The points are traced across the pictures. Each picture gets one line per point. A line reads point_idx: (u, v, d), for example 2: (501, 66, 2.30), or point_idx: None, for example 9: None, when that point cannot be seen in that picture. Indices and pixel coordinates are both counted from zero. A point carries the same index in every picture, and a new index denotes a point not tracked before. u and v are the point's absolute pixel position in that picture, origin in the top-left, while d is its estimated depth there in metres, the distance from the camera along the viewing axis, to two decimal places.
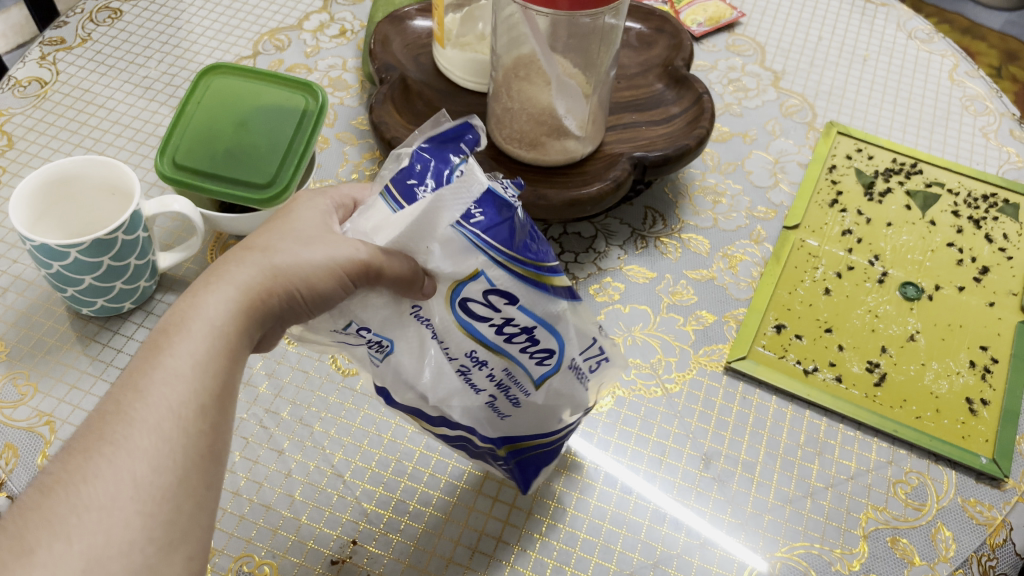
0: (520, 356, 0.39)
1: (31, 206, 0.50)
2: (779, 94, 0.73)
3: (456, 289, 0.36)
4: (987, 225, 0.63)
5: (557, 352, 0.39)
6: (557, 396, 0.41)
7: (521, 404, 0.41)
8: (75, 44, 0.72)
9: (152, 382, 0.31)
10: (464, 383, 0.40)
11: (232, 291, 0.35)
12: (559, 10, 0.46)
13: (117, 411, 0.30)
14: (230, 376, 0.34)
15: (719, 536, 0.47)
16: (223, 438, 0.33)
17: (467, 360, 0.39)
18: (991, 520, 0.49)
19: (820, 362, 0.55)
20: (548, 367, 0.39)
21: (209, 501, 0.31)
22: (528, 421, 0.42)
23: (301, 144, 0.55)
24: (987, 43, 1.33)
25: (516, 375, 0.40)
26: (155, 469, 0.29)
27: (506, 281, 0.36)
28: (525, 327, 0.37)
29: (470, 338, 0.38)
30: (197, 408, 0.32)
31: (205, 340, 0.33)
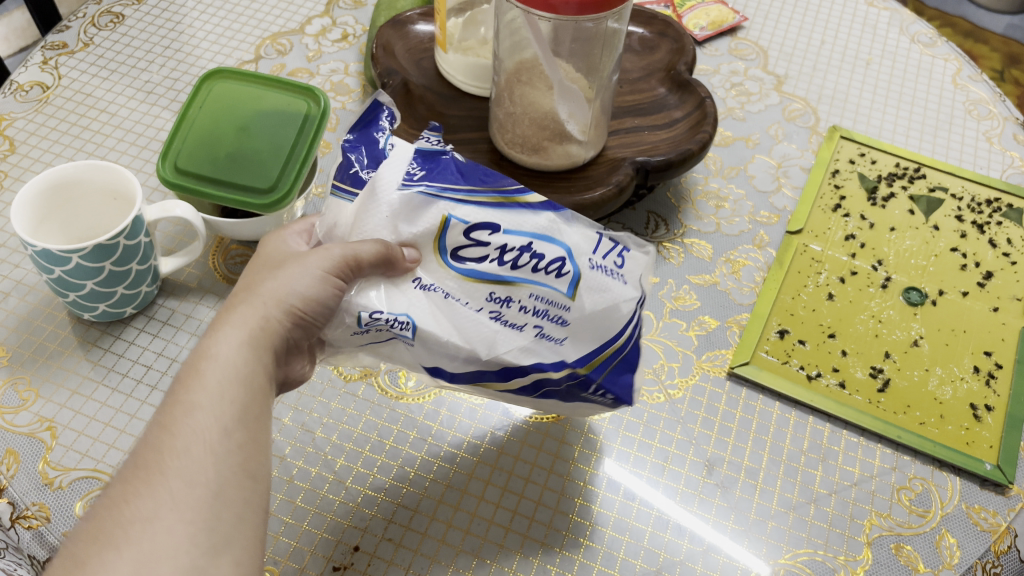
0: (536, 276, 0.39)
1: (33, 211, 0.50)
2: (781, 98, 0.73)
3: (442, 246, 0.39)
4: (990, 230, 0.62)
5: (568, 256, 0.39)
6: (603, 299, 0.40)
7: (569, 322, 0.39)
8: (77, 49, 0.72)
9: (176, 417, 0.34)
10: (505, 328, 0.39)
11: (235, 329, 0.37)
12: (565, 14, 0.46)
13: (150, 446, 0.33)
14: (252, 398, 0.36)
15: (721, 542, 0.47)
16: (258, 452, 0.35)
17: (494, 305, 0.39)
18: (996, 527, 0.48)
19: (823, 367, 0.55)
20: (570, 274, 0.39)
21: (250, 513, 0.34)
22: (594, 335, 0.40)
23: (302, 150, 0.55)
24: (989, 47, 1.32)
25: (549, 295, 0.39)
26: (188, 485, 0.32)
27: (475, 214, 0.39)
28: (521, 246, 0.39)
29: (480, 282, 0.39)
30: (221, 428, 0.34)
31: (218, 372, 0.36)
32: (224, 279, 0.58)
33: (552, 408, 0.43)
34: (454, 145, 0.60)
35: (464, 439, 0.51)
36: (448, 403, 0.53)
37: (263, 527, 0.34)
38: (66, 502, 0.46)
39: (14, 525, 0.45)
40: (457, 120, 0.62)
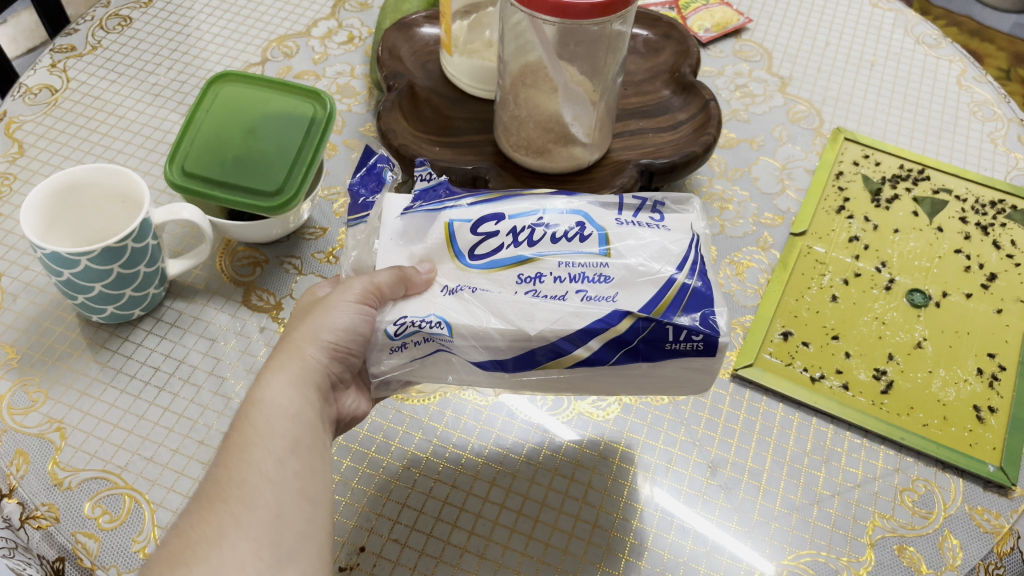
0: (558, 247, 0.41)
1: (42, 215, 0.51)
2: (786, 100, 0.73)
3: (457, 251, 0.42)
4: (994, 231, 0.63)
5: (585, 221, 0.42)
6: (645, 246, 0.41)
7: (613, 276, 0.40)
8: (85, 52, 0.73)
9: (233, 454, 0.37)
10: (546, 300, 0.40)
11: (275, 372, 0.40)
12: (578, 18, 0.46)
13: (211, 481, 0.36)
14: (299, 432, 0.39)
15: (725, 543, 0.48)
16: (313, 476, 0.38)
17: (528, 284, 0.40)
18: (998, 528, 0.49)
19: (827, 369, 0.55)
20: (595, 236, 0.42)
21: (311, 532, 0.37)
22: (651, 279, 0.40)
23: (309, 153, 0.55)
24: (996, 46, 1.32)
25: (583, 260, 0.41)
26: (249, 508, 0.35)
27: (474, 213, 0.43)
28: (529, 225, 0.42)
29: (504, 269, 0.41)
30: (276, 460, 0.37)
31: (264, 411, 0.38)
32: (231, 281, 0.59)
33: (635, 381, 0.41)
34: (460, 148, 0.60)
35: (469, 441, 0.51)
36: (453, 404, 0.53)
37: (323, 540, 0.38)
38: (75, 503, 0.47)
39: (24, 525, 0.46)
40: (463, 122, 0.62)
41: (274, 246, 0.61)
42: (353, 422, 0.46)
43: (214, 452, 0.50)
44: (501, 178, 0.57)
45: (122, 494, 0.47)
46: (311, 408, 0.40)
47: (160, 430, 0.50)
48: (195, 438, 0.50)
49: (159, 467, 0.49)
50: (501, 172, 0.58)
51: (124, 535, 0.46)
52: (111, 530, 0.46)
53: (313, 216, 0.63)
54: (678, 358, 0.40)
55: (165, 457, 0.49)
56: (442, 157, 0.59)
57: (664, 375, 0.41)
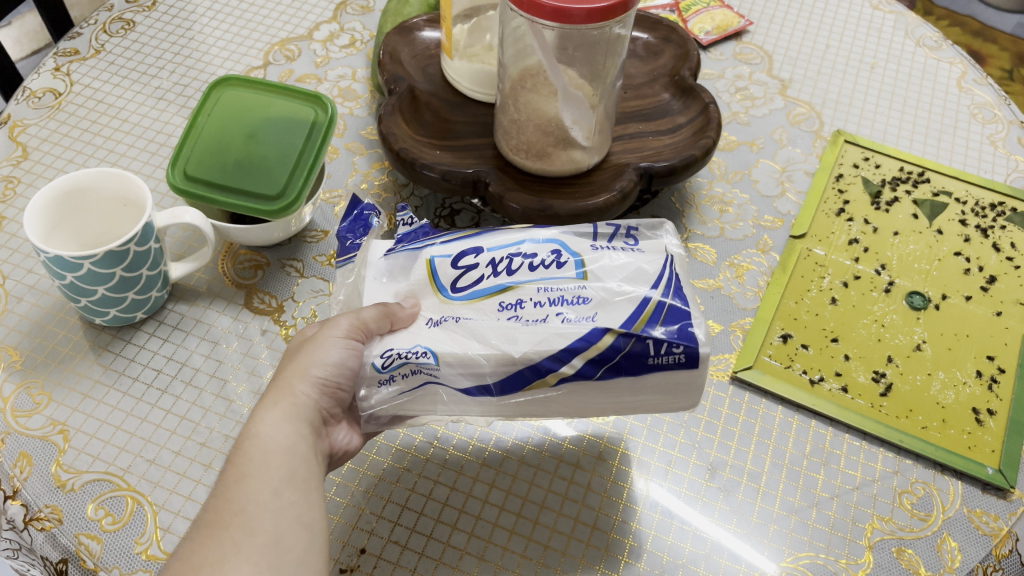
0: (536, 274, 0.42)
1: (44, 218, 0.51)
2: (786, 102, 0.73)
3: (439, 285, 0.43)
4: (994, 234, 0.63)
5: (560, 249, 0.43)
6: (621, 268, 0.42)
7: (590, 298, 0.41)
8: (89, 55, 0.73)
9: (231, 487, 0.38)
10: (527, 324, 0.40)
11: (269, 410, 0.41)
12: (578, 23, 0.47)
13: (210, 512, 0.37)
14: (295, 466, 0.40)
15: (724, 545, 0.48)
16: (310, 505, 0.39)
17: (509, 310, 0.41)
18: (997, 531, 0.49)
19: (826, 372, 0.55)
20: (571, 263, 0.42)
21: (310, 558, 0.38)
22: (628, 298, 0.40)
23: (310, 157, 0.56)
24: (999, 46, 1.32)
25: (560, 284, 0.41)
26: (249, 534, 0.36)
27: (455, 248, 0.44)
28: (506, 255, 0.43)
29: (485, 297, 0.42)
30: (272, 490, 0.38)
31: (259, 446, 0.39)
32: (233, 284, 0.59)
33: (623, 401, 0.42)
34: (460, 151, 0.60)
35: (469, 443, 0.52)
36: None
37: (322, 564, 0.39)
38: (78, 505, 0.47)
39: (28, 527, 0.46)
40: (464, 126, 0.62)
41: (276, 249, 0.61)
42: (349, 456, 0.47)
43: (215, 455, 0.50)
44: (501, 180, 0.57)
45: (125, 495, 0.48)
46: (306, 442, 0.41)
47: (162, 432, 0.51)
48: (196, 440, 0.50)
49: (161, 469, 0.49)
50: (502, 176, 0.58)
51: (126, 537, 0.46)
52: (114, 532, 0.46)
53: (314, 220, 0.63)
54: (662, 373, 0.40)
55: (167, 460, 0.49)
56: (443, 160, 0.59)
57: (651, 390, 0.41)
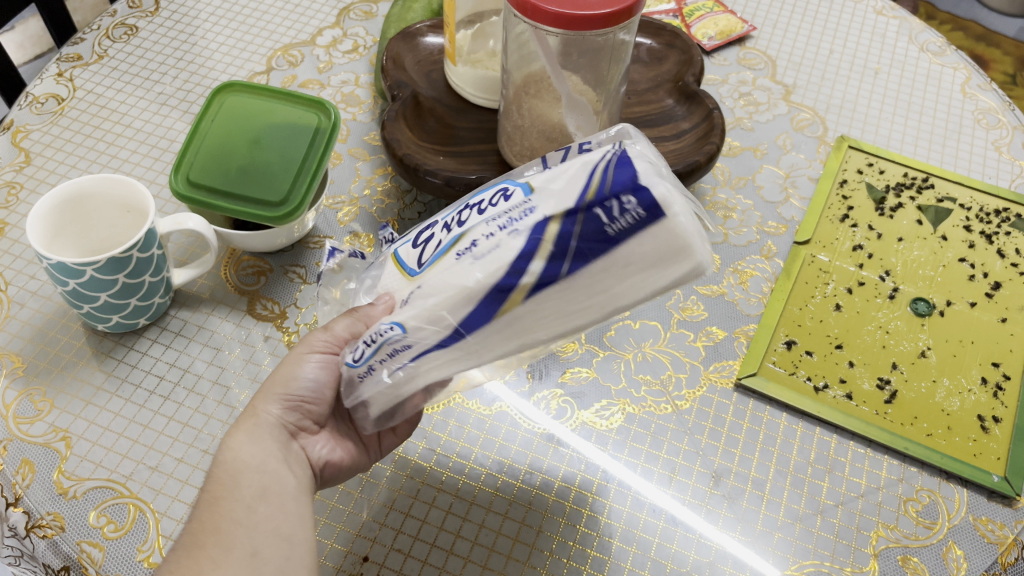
0: (486, 214, 0.36)
1: (48, 224, 0.51)
2: (790, 108, 0.73)
3: (405, 269, 0.39)
4: (999, 240, 0.62)
5: (507, 184, 0.37)
6: (565, 167, 0.35)
7: (538, 206, 0.35)
8: (91, 61, 0.73)
9: (204, 509, 0.38)
10: (481, 256, 0.35)
11: (238, 433, 0.42)
12: (584, 29, 0.46)
13: (188, 533, 0.37)
14: (267, 480, 0.40)
15: (727, 552, 0.48)
16: (286, 516, 0.39)
17: (464, 250, 0.36)
18: (1003, 539, 0.49)
19: (831, 379, 0.55)
20: (518, 191, 0.36)
21: (291, 567, 0.38)
22: (572, 188, 0.34)
23: (313, 163, 0.56)
24: (1001, 50, 1.32)
25: (508, 210, 0.36)
26: (226, 550, 0.37)
27: (415, 236, 0.40)
28: (459, 214, 0.39)
29: (444, 256, 0.37)
30: (245, 506, 0.38)
31: (228, 466, 0.40)
32: (236, 290, 0.59)
33: (599, 293, 0.34)
34: (462, 157, 0.60)
35: (472, 450, 0.52)
36: (457, 414, 0.53)
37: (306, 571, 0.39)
38: (80, 512, 0.47)
39: (30, 534, 0.46)
40: (467, 132, 0.62)
41: (278, 255, 0.61)
42: (335, 470, 0.46)
43: None
44: None
45: (127, 503, 0.47)
46: (275, 457, 0.41)
47: (165, 439, 0.50)
48: (199, 447, 0.50)
49: (163, 476, 0.49)
50: None
51: (128, 544, 0.46)
52: (116, 539, 0.46)
53: (317, 225, 0.63)
54: (633, 241, 0.32)
55: (169, 467, 0.49)
56: (446, 166, 0.59)
57: (637, 261, 0.33)
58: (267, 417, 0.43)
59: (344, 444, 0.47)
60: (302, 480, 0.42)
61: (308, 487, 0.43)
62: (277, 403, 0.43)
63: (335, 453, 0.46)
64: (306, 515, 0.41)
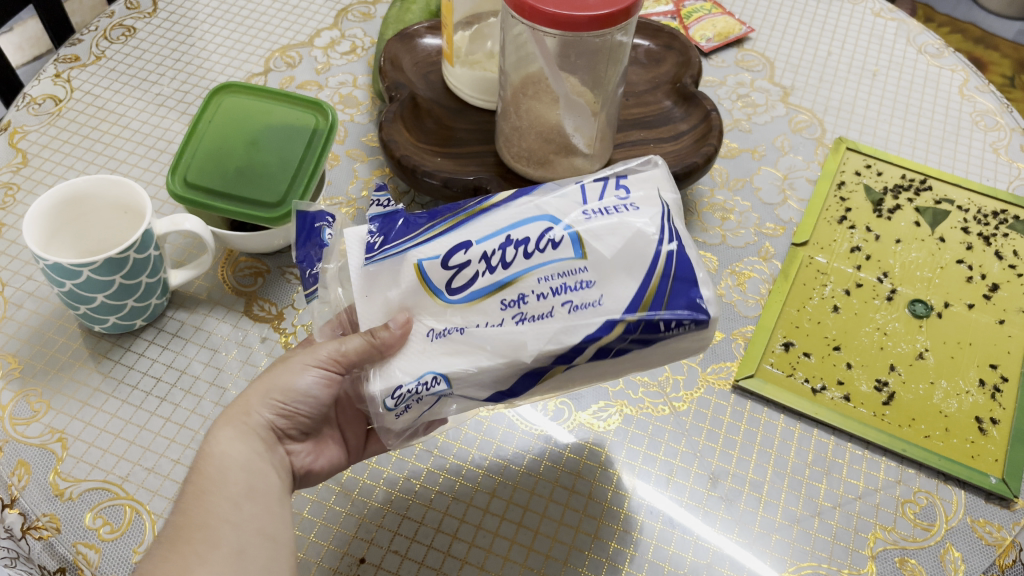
0: (533, 262, 0.37)
1: (45, 226, 0.51)
2: (788, 109, 0.73)
3: (436, 292, 0.38)
4: (997, 242, 0.62)
5: (552, 224, 0.38)
6: (622, 233, 0.37)
7: (594, 279, 0.37)
8: (89, 62, 0.73)
9: (189, 501, 0.38)
10: (535, 322, 0.37)
11: (228, 429, 0.41)
12: (581, 31, 0.46)
13: (171, 526, 0.37)
14: (252, 481, 0.40)
15: (725, 555, 0.48)
16: (270, 517, 0.40)
17: (512, 308, 0.37)
18: (1000, 541, 0.49)
19: (828, 380, 0.55)
20: (567, 238, 0.37)
21: (276, 567, 0.38)
22: (631, 271, 0.37)
23: (311, 164, 0.55)
24: (999, 53, 1.32)
25: (561, 270, 0.37)
26: (212, 546, 0.36)
27: (441, 246, 0.39)
28: (496, 245, 0.38)
29: (486, 298, 0.37)
30: (232, 502, 0.39)
31: (214, 463, 0.40)
32: (234, 292, 0.59)
33: (635, 367, 0.39)
34: (461, 158, 0.60)
35: (469, 452, 0.51)
36: None
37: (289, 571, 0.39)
38: (76, 513, 0.47)
39: (25, 536, 0.46)
40: (466, 133, 0.62)
41: (275, 256, 0.61)
42: (316, 476, 0.46)
43: None
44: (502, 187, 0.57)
45: (123, 504, 0.47)
46: (260, 457, 0.41)
47: (161, 440, 0.50)
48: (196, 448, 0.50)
49: (160, 478, 0.49)
50: (501, 184, 0.58)
51: (124, 546, 0.46)
52: (112, 541, 0.46)
53: None
54: (673, 341, 0.37)
55: (166, 468, 0.49)
56: (444, 167, 0.59)
57: (668, 350, 0.38)
58: (257, 418, 0.42)
59: (327, 450, 0.47)
60: (283, 486, 0.42)
61: (288, 493, 0.43)
62: (270, 406, 0.42)
63: (317, 461, 0.46)
64: (288, 517, 0.41)
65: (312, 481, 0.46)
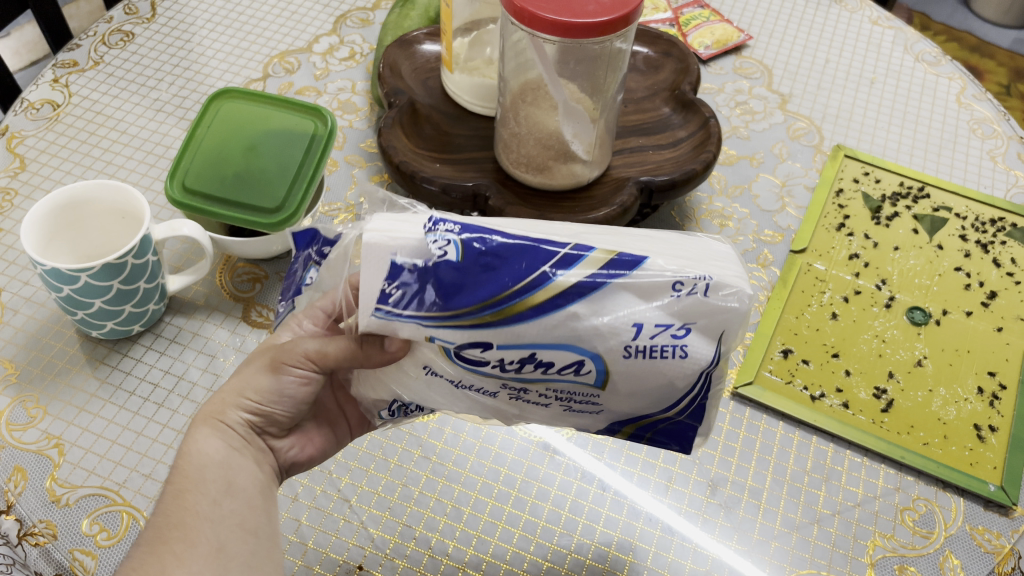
0: (550, 376, 0.36)
1: (41, 231, 0.51)
2: (786, 117, 0.73)
3: (446, 350, 0.35)
4: (994, 249, 0.63)
5: (587, 354, 0.34)
6: (648, 381, 0.35)
7: (601, 402, 0.37)
8: (87, 67, 0.73)
9: (166, 501, 0.38)
10: (529, 403, 0.38)
11: (205, 428, 0.41)
12: (580, 37, 0.46)
13: (148, 526, 0.37)
14: (231, 478, 0.40)
15: (724, 562, 0.47)
16: (250, 510, 0.40)
17: (511, 391, 0.37)
18: (1000, 548, 0.49)
19: (827, 387, 0.55)
20: (594, 369, 0.35)
21: (256, 562, 0.39)
22: (638, 406, 0.37)
23: (309, 169, 0.55)
24: (996, 61, 1.32)
25: (573, 386, 0.36)
26: (190, 544, 0.36)
27: (460, 335, 0.34)
28: (521, 358, 0.35)
29: (489, 377, 0.36)
30: (211, 500, 0.39)
31: (190, 464, 0.39)
32: (231, 297, 0.59)
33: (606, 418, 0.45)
34: (460, 164, 0.60)
35: (468, 458, 0.51)
36: (453, 422, 0.53)
37: (269, 566, 0.40)
38: (73, 520, 0.46)
39: (21, 542, 0.45)
40: (464, 140, 0.62)
41: (274, 262, 0.61)
42: (304, 465, 0.47)
43: None
44: (501, 194, 0.57)
45: (120, 511, 0.47)
46: (240, 453, 0.41)
47: (158, 447, 0.50)
48: None
49: (157, 484, 0.48)
50: (501, 190, 0.58)
51: (121, 552, 0.45)
52: (109, 547, 0.46)
53: None
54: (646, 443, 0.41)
55: (163, 474, 0.49)
56: (443, 173, 0.59)
57: None
58: (234, 417, 0.42)
59: (313, 441, 0.47)
60: (266, 480, 0.43)
61: (272, 486, 0.43)
62: (246, 405, 0.42)
63: (303, 451, 0.46)
64: (271, 510, 0.42)
65: (300, 469, 0.47)
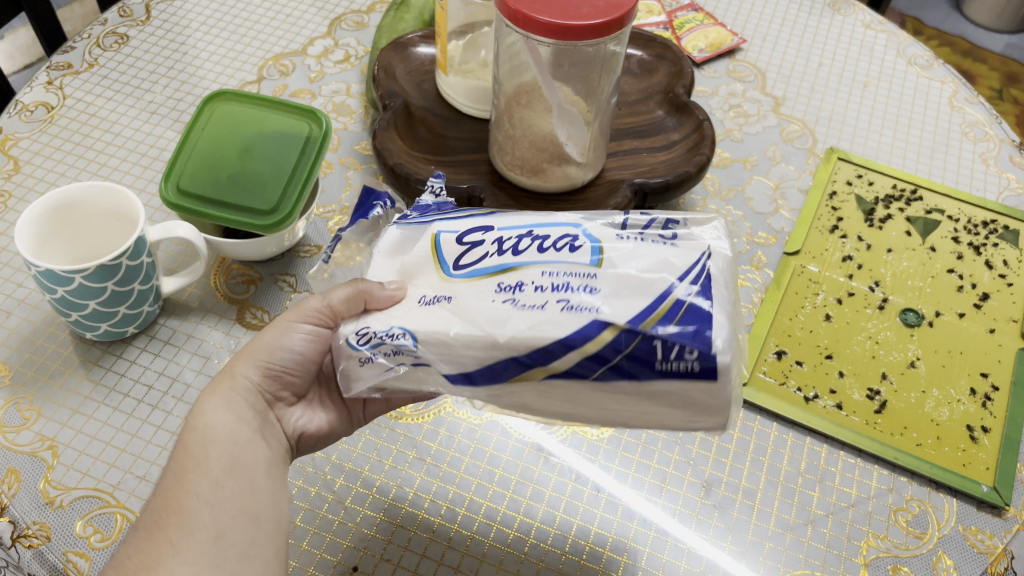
0: (545, 256, 0.37)
1: (36, 232, 0.51)
2: (779, 119, 0.74)
3: (444, 263, 0.39)
4: (987, 251, 0.63)
5: (578, 233, 0.38)
6: (645, 258, 0.36)
7: (598, 287, 0.35)
8: (81, 69, 0.73)
9: (168, 482, 0.38)
10: (522, 309, 0.35)
11: (213, 395, 0.41)
12: (575, 40, 0.46)
13: (148, 510, 0.38)
14: (236, 453, 0.40)
15: (718, 564, 0.48)
16: (253, 493, 0.40)
17: (505, 291, 0.36)
18: (992, 549, 0.49)
19: (820, 389, 0.55)
20: (586, 247, 0.37)
21: (255, 549, 0.38)
22: (642, 295, 0.35)
23: (303, 171, 0.55)
24: (987, 66, 1.33)
25: (568, 269, 0.36)
26: (187, 532, 0.36)
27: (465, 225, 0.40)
28: (518, 236, 0.38)
29: (485, 276, 0.37)
30: (213, 482, 0.38)
31: (196, 437, 0.40)
32: (225, 298, 0.59)
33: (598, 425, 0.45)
34: (456, 167, 0.60)
35: (462, 460, 0.51)
36: (447, 423, 0.53)
37: (271, 555, 0.39)
38: (67, 520, 0.46)
39: (15, 544, 0.45)
40: (458, 142, 0.62)
41: (268, 265, 0.61)
42: (314, 439, 0.47)
43: None
44: (495, 197, 0.57)
45: (114, 512, 0.47)
46: (247, 422, 0.41)
47: (153, 448, 0.50)
48: None
49: (151, 485, 0.48)
50: (496, 193, 0.58)
51: None
52: (103, 549, 0.46)
53: (308, 234, 0.63)
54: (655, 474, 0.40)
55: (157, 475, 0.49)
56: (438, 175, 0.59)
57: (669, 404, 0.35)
58: (242, 380, 0.42)
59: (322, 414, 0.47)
60: (273, 451, 0.42)
61: (280, 455, 0.43)
62: (257, 367, 0.43)
63: (312, 423, 0.46)
64: (278, 489, 0.41)
65: (311, 443, 0.47)
